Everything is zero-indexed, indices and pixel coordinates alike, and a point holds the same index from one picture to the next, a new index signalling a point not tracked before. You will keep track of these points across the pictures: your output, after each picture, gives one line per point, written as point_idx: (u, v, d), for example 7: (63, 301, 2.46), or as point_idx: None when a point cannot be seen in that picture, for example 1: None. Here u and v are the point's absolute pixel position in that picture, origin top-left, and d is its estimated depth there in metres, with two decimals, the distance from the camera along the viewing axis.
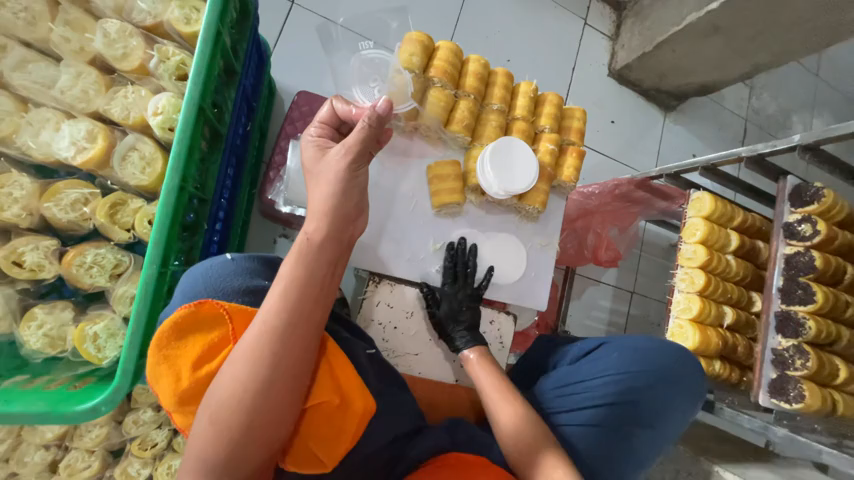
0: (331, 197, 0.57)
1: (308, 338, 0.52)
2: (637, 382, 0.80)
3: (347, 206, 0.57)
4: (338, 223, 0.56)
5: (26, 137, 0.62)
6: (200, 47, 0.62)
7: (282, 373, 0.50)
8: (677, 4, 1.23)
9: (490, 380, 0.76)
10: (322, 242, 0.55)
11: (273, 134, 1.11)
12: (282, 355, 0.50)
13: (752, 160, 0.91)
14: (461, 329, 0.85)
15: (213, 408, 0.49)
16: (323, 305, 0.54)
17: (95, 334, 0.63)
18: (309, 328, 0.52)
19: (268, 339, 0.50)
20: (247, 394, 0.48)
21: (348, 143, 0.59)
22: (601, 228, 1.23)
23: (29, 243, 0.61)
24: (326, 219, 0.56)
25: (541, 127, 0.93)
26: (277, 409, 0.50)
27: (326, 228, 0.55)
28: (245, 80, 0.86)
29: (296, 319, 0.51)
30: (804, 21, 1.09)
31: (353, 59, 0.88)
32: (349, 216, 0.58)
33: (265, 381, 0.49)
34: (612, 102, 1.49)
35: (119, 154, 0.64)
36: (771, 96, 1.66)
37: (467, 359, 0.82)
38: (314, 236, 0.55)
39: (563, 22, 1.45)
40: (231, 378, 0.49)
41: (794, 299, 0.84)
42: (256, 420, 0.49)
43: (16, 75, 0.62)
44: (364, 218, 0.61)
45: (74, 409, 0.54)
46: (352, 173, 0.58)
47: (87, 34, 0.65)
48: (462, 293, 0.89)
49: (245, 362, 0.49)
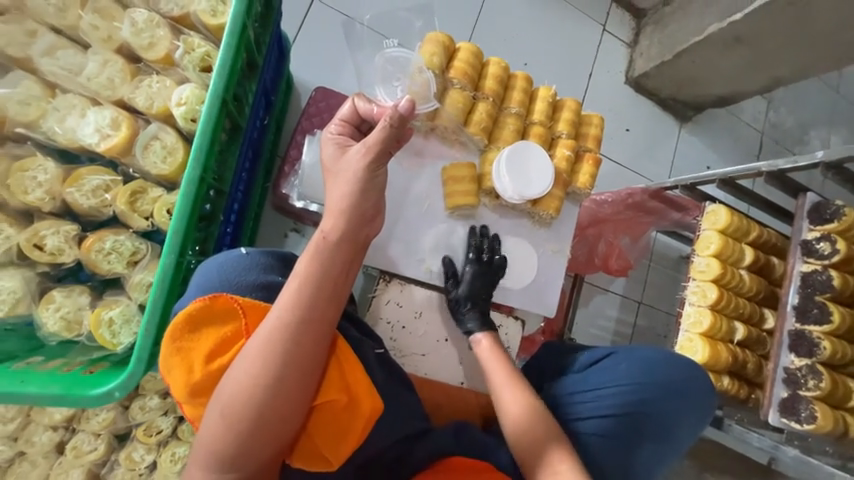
0: (349, 196, 0.57)
1: (320, 335, 0.52)
2: (645, 395, 0.80)
3: (365, 206, 0.57)
4: (357, 222, 0.56)
5: (52, 122, 0.63)
6: (224, 41, 0.62)
7: (294, 370, 0.50)
8: (699, 14, 1.22)
9: (497, 364, 0.77)
10: (339, 241, 0.55)
11: (289, 128, 1.12)
12: (295, 351, 0.50)
13: (772, 175, 0.89)
14: (478, 313, 0.86)
15: (223, 402, 0.49)
16: (336, 304, 0.54)
17: (110, 319, 0.63)
18: (321, 326, 0.52)
19: (281, 335, 0.50)
20: (258, 389, 0.49)
21: (369, 142, 0.58)
22: (613, 236, 1.22)
23: (50, 227, 0.62)
24: (344, 218, 0.56)
25: (558, 133, 0.92)
26: (287, 405, 0.50)
27: (343, 226, 0.55)
28: (265, 74, 0.86)
29: (309, 316, 0.51)
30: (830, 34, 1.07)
31: (377, 56, 0.87)
32: (366, 216, 0.58)
33: (277, 377, 0.49)
34: (628, 110, 1.47)
35: (142, 143, 0.64)
36: (790, 111, 1.64)
37: (477, 343, 0.83)
38: (331, 234, 0.55)
39: (582, 28, 1.44)
40: (243, 372, 0.49)
41: (809, 319, 0.83)
42: (265, 415, 0.49)
43: (44, 61, 0.63)
44: (382, 218, 0.61)
45: (88, 393, 0.54)
46: (372, 173, 0.58)
47: (115, 22, 0.65)
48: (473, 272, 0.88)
49: (257, 357, 0.49)
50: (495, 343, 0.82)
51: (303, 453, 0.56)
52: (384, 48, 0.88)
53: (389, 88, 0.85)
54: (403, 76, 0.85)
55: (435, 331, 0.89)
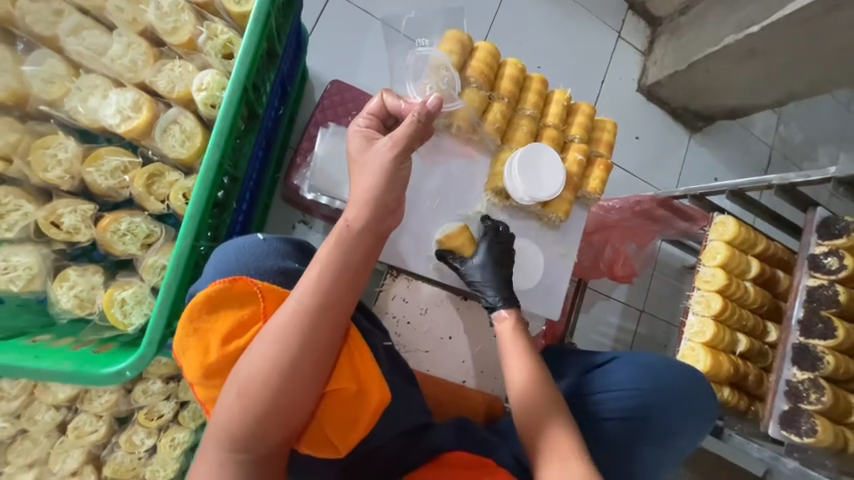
0: (375, 187, 0.59)
1: (336, 322, 0.53)
2: (646, 400, 0.80)
3: (389, 196, 0.59)
4: (379, 212, 0.59)
5: (75, 101, 0.63)
6: (249, 28, 0.63)
7: (310, 354, 0.51)
8: (717, 23, 1.22)
9: (514, 347, 0.75)
10: (361, 230, 0.57)
11: (302, 119, 1.12)
12: (313, 335, 0.51)
13: (783, 188, 0.89)
14: (491, 289, 0.83)
15: (239, 382, 0.50)
16: (354, 291, 0.55)
17: (123, 300, 0.63)
18: (338, 313, 0.53)
19: (301, 319, 0.51)
20: (276, 371, 0.50)
21: (396, 135, 0.60)
22: (619, 243, 1.23)
23: (68, 205, 0.63)
24: (368, 208, 0.58)
25: (571, 136, 0.93)
26: (302, 389, 0.51)
27: (367, 216, 0.58)
28: (283, 65, 0.87)
29: (329, 302, 0.53)
30: (847, 50, 1.07)
31: (409, 54, 0.87)
32: (389, 206, 0.60)
33: (294, 359, 0.50)
34: (639, 118, 1.48)
35: (161, 127, 0.65)
36: (799, 126, 1.64)
37: (498, 321, 0.80)
38: (355, 223, 0.57)
39: (597, 33, 1.44)
40: (261, 354, 0.50)
41: (813, 333, 0.83)
42: (281, 398, 0.50)
43: (70, 41, 0.63)
44: (403, 210, 0.63)
45: (100, 371, 0.55)
46: (397, 166, 0.60)
47: (140, 6, 0.66)
48: (489, 250, 0.85)
49: (277, 340, 0.50)
50: (517, 326, 0.78)
51: (312, 440, 0.56)
52: (415, 48, 0.87)
53: (418, 86, 0.84)
54: (428, 73, 0.84)
55: (440, 328, 0.90)
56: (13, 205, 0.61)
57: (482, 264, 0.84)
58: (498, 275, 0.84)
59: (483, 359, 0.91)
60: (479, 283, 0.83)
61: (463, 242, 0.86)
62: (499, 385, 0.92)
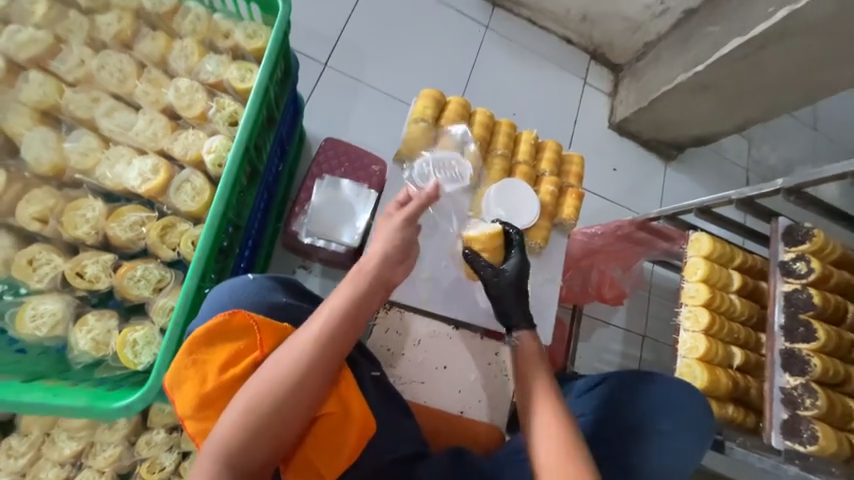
0: (388, 246, 0.69)
1: (337, 351, 0.59)
2: (626, 400, 0.82)
3: (399, 253, 0.70)
4: (389, 264, 0.68)
5: (104, 169, 0.74)
6: (251, 99, 0.75)
7: (309, 380, 0.56)
8: (668, 65, 1.37)
9: (533, 371, 0.74)
10: (372, 276, 0.66)
11: (301, 173, 1.24)
12: (315, 362, 0.57)
13: (743, 202, 0.96)
14: (515, 313, 0.82)
15: (238, 405, 0.54)
16: (357, 326, 0.62)
17: (134, 340, 0.69)
18: (339, 343, 0.59)
19: (306, 348, 0.57)
20: (278, 393, 0.54)
21: (409, 211, 0.72)
22: (605, 266, 1.28)
23: (91, 257, 0.71)
24: (382, 258, 0.68)
25: (542, 170, 1.02)
26: (296, 411, 0.55)
27: (378, 265, 0.67)
28: (281, 127, 0.99)
29: (333, 333, 0.59)
30: (787, 79, 1.18)
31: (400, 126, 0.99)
32: (396, 260, 0.69)
33: (294, 384, 0.55)
34: (613, 151, 1.59)
35: (175, 185, 0.75)
36: (771, 148, 1.75)
37: (518, 343, 0.79)
38: (366, 270, 0.66)
39: (564, 81, 1.59)
40: (263, 377, 0.55)
41: (797, 337, 0.85)
42: (276, 418, 0.54)
43: (104, 120, 0.76)
44: (409, 263, 0.72)
45: (111, 405, 0.60)
46: (405, 232, 0.71)
47: (162, 89, 0.79)
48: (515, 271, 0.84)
49: (281, 366, 0.56)
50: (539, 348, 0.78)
51: (297, 466, 0.59)
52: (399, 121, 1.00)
53: (421, 175, 0.93)
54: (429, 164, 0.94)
55: (434, 358, 0.92)
56: (46, 259, 0.70)
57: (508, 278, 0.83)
58: (520, 298, 0.83)
59: (479, 388, 0.92)
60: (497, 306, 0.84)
61: (491, 248, 0.85)
62: (498, 414, 0.92)
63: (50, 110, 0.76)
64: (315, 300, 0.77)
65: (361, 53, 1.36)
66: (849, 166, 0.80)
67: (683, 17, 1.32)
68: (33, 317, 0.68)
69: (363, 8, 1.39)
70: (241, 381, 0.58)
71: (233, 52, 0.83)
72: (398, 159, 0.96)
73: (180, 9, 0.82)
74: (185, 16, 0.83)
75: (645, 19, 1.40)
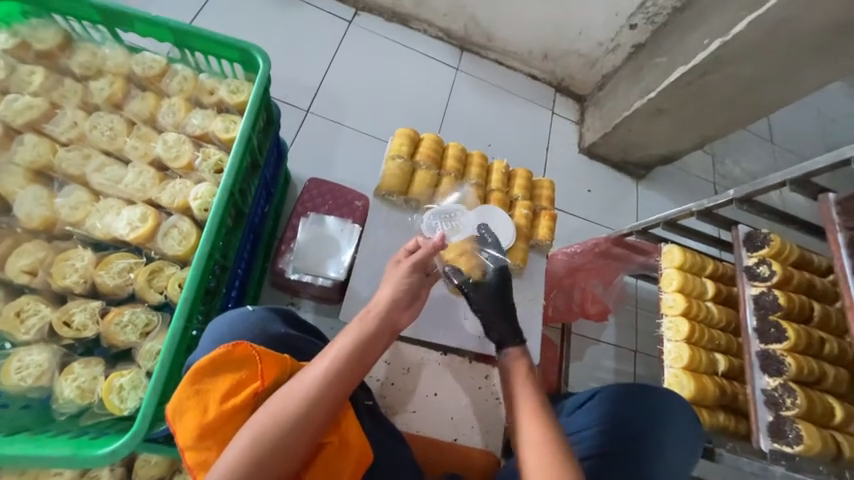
0: (395, 291, 0.73)
1: (343, 385, 0.60)
2: (614, 434, 0.79)
3: (407, 297, 0.73)
4: (397, 309, 0.72)
5: (94, 220, 0.78)
6: (236, 148, 0.80)
7: (314, 412, 0.56)
8: (625, 94, 1.47)
9: (520, 385, 0.74)
10: (380, 316, 0.69)
11: (287, 213, 1.29)
12: (322, 395, 0.57)
13: (702, 213, 1.03)
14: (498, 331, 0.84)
15: (246, 435, 0.53)
16: (364, 362, 0.64)
17: (120, 385, 0.70)
18: (346, 377, 0.60)
19: (320, 379, 0.58)
20: (286, 424, 0.55)
21: (416, 260, 0.76)
22: (586, 283, 1.32)
23: (79, 305, 0.73)
24: (390, 300, 0.71)
25: (515, 196, 1.09)
26: (300, 442, 0.55)
27: (386, 307, 0.70)
28: (266, 171, 1.05)
29: (342, 368, 0.61)
30: (736, 98, 1.25)
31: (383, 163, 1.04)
32: (402, 305, 0.72)
33: (303, 414, 0.56)
34: (587, 174, 1.67)
35: (163, 231, 0.78)
36: (733, 161, 1.86)
37: (504, 358, 0.81)
38: (375, 310, 0.69)
39: (533, 113, 1.68)
40: (273, 408, 0.55)
41: (770, 338, 0.88)
42: (281, 450, 0.54)
43: (95, 175, 0.80)
44: (414, 309, 0.75)
45: (95, 452, 0.60)
46: (410, 278, 0.75)
47: (151, 143, 0.85)
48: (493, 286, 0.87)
49: (289, 398, 0.56)
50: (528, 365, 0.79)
51: None
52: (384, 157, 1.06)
53: (431, 225, 0.98)
54: (440, 217, 0.99)
55: (423, 386, 0.92)
56: (33, 309, 0.72)
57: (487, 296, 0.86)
58: (503, 309, 0.86)
59: (471, 414, 0.92)
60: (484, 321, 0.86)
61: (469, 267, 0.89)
62: (493, 440, 0.91)
63: (43, 169, 0.80)
64: (309, 330, 0.80)
65: (340, 100, 1.46)
66: (788, 175, 0.87)
67: (633, 51, 1.45)
68: (19, 369, 0.69)
69: (340, 60, 1.50)
70: (242, 412, 0.57)
71: (218, 106, 0.90)
72: (378, 194, 1.02)
73: (167, 71, 0.89)
74: (173, 77, 0.90)
75: (600, 55, 1.53)
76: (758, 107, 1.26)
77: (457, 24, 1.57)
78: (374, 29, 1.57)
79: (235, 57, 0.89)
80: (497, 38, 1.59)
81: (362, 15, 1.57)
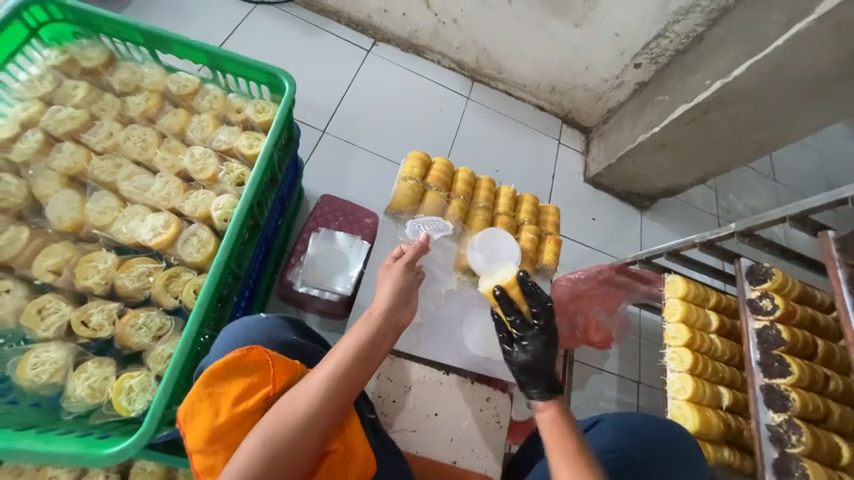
0: (392, 293, 0.75)
1: (349, 388, 0.61)
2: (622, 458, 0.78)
3: (402, 297, 0.76)
4: (395, 309, 0.74)
5: (119, 225, 0.81)
6: (258, 163, 0.85)
7: (321, 415, 0.58)
8: (629, 128, 1.53)
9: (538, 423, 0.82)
10: (380, 319, 0.71)
11: (298, 227, 1.33)
12: (328, 398, 0.59)
13: (705, 244, 1.05)
14: (533, 378, 0.73)
15: (257, 435, 0.55)
16: (368, 365, 0.65)
17: (130, 387, 0.72)
18: (351, 381, 0.62)
19: (326, 382, 0.60)
20: (296, 424, 0.56)
21: (407, 258, 0.81)
22: (589, 309, 1.33)
23: (97, 305, 0.76)
24: (388, 301, 0.74)
25: (521, 220, 1.12)
26: (309, 443, 0.56)
27: (385, 310, 0.72)
28: (282, 186, 1.09)
29: (347, 371, 0.62)
30: (736, 137, 1.30)
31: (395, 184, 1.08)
32: (398, 305, 0.75)
33: (311, 416, 0.57)
34: (592, 203, 1.71)
35: (183, 238, 0.82)
36: (737, 197, 1.89)
37: None
38: (375, 314, 0.71)
39: (541, 143, 1.73)
40: (282, 410, 0.57)
41: (774, 373, 0.88)
42: (291, 451, 0.55)
43: (124, 183, 0.85)
44: (409, 308, 0.78)
45: (103, 451, 0.62)
46: (404, 277, 0.78)
47: (179, 155, 0.90)
48: (536, 340, 0.76)
49: (297, 400, 0.58)
50: (560, 419, 0.66)
51: None
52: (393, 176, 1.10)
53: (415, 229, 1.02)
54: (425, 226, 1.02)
55: (425, 405, 0.91)
56: (54, 308, 0.75)
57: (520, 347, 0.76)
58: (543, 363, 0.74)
59: (472, 436, 0.90)
60: (521, 373, 0.74)
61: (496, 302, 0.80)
62: (493, 464, 0.89)
63: (76, 175, 0.85)
64: (317, 340, 0.82)
65: (356, 123, 1.52)
66: (787, 211, 0.89)
67: (638, 88, 1.52)
68: (34, 365, 0.71)
69: (358, 86, 1.58)
70: (251, 417, 0.58)
71: (244, 124, 0.95)
72: (389, 212, 1.05)
73: (199, 90, 0.96)
74: (204, 96, 0.96)
75: (606, 90, 1.59)
76: (758, 145, 1.30)
77: (470, 56, 1.66)
78: (391, 58, 1.66)
79: (262, 80, 0.95)
80: (508, 70, 1.67)
81: (380, 45, 1.67)
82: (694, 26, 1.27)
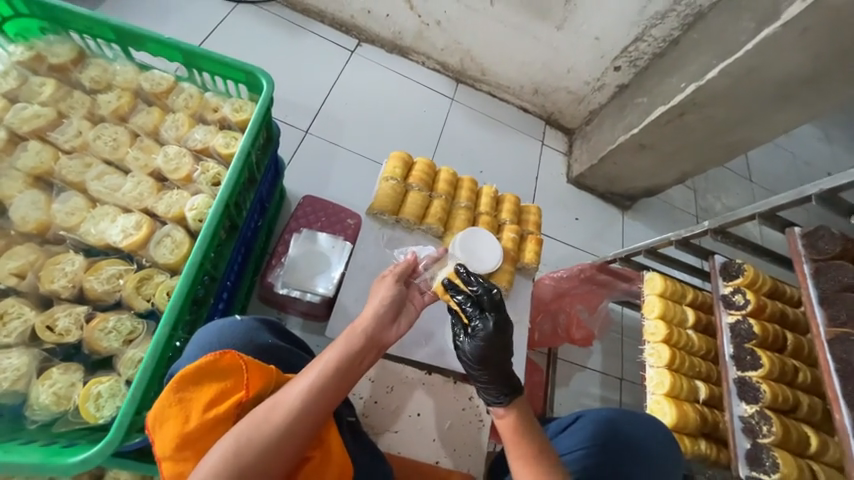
0: (380, 304, 0.75)
1: (331, 399, 0.61)
2: (601, 457, 0.77)
3: (390, 310, 0.75)
4: (384, 321, 0.74)
5: (88, 226, 0.79)
6: (234, 163, 0.83)
7: (300, 426, 0.57)
8: (610, 129, 1.55)
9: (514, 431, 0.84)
10: (365, 331, 0.70)
11: (279, 228, 1.31)
12: (308, 409, 0.58)
13: (680, 242, 1.07)
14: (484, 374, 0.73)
15: (228, 446, 0.53)
16: (351, 378, 0.65)
17: (98, 393, 0.70)
18: (334, 393, 0.61)
19: (306, 393, 0.59)
20: (272, 435, 0.55)
21: (397, 272, 0.81)
22: (571, 308, 1.34)
23: (64, 309, 0.74)
24: (374, 313, 0.73)
25: (503, 220, 1.12)
26: (284, 455, 0.55)
27: (371, 322, 0.71)
28: (261, 187, 1.07)
29: (330, 384, 0.61)
30: (710, 138, 1.33)
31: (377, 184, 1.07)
32: (389, 318, 0.75)
33: (289, 427, 0.56)
34: (574, 203, 1.73)
35: (156, 239, 0.80)
36: (713, 197, 1.94)
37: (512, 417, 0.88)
38: (360, 326, 0.70)
39: (525, 143, 1.75)
40: (258, 420, 0.55)
41: (746, 366, 0.90)
42: (266, 461, 0.54)
43: (94, 183, 0.83)
44: (400, 320, 0.77)
45: (66, 460, 0.60)
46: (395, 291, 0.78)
47: (152, 155, 0.88)
48: (486, 325, 0.74)
49: (276, 410, 0.56)
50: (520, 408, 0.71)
51: None
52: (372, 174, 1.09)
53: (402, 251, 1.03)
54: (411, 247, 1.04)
55: (407, 405, 0.91)
56: (17, 312, 0.72)
57: (474, 336, 0.74)
58: (493, 351, 0.73)
59: (454, 435, 0.90)
60: (476, 374, 0.75)
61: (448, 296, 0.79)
62: (475, 463, 0.89)
63: (42, 175, 0.82)
64: (296, 341, 0.81)
65: (339, 124, 1.51)
66: (757, 209, 0.92)
67: (617, 90, 1.55)
68: None
69: (341, 86, 1.57)
70: (223, 423, 0.57)
71: (220, 123, 0.94)
72: (371, 212, 1.04)
73: (174, 88, 0.94)
74: (179, 94, 0.94)
75: (587, 92, 1.62)
76: (732, 146, 1.35)
77: (454, 58, 1.67)
78: (375, 59, 1.66)
79: (240, 79, 0.93)
80: (492, 72, 1.68)
81: (364, 45, 1.66)
82: (670, 30, 1.31)
